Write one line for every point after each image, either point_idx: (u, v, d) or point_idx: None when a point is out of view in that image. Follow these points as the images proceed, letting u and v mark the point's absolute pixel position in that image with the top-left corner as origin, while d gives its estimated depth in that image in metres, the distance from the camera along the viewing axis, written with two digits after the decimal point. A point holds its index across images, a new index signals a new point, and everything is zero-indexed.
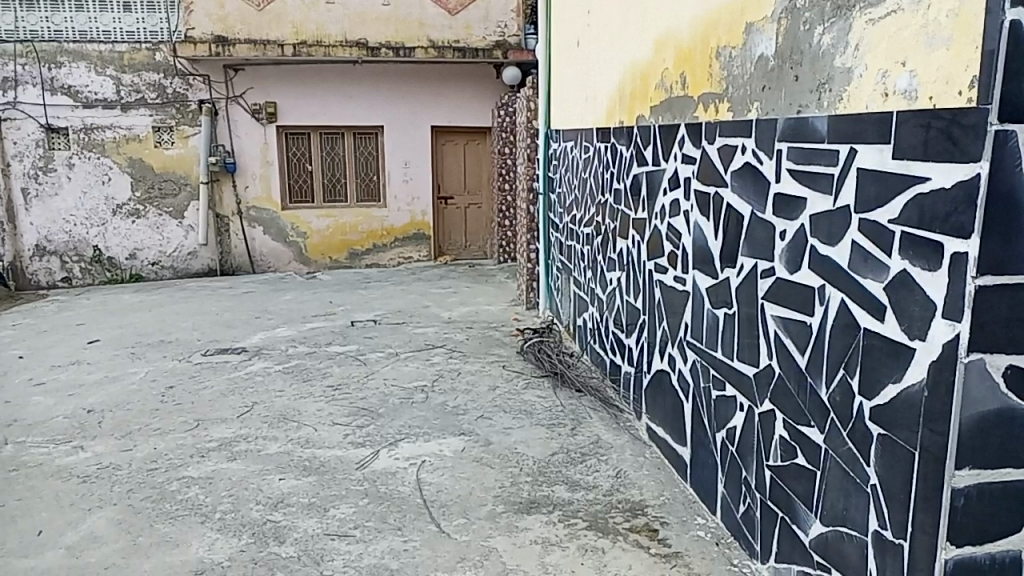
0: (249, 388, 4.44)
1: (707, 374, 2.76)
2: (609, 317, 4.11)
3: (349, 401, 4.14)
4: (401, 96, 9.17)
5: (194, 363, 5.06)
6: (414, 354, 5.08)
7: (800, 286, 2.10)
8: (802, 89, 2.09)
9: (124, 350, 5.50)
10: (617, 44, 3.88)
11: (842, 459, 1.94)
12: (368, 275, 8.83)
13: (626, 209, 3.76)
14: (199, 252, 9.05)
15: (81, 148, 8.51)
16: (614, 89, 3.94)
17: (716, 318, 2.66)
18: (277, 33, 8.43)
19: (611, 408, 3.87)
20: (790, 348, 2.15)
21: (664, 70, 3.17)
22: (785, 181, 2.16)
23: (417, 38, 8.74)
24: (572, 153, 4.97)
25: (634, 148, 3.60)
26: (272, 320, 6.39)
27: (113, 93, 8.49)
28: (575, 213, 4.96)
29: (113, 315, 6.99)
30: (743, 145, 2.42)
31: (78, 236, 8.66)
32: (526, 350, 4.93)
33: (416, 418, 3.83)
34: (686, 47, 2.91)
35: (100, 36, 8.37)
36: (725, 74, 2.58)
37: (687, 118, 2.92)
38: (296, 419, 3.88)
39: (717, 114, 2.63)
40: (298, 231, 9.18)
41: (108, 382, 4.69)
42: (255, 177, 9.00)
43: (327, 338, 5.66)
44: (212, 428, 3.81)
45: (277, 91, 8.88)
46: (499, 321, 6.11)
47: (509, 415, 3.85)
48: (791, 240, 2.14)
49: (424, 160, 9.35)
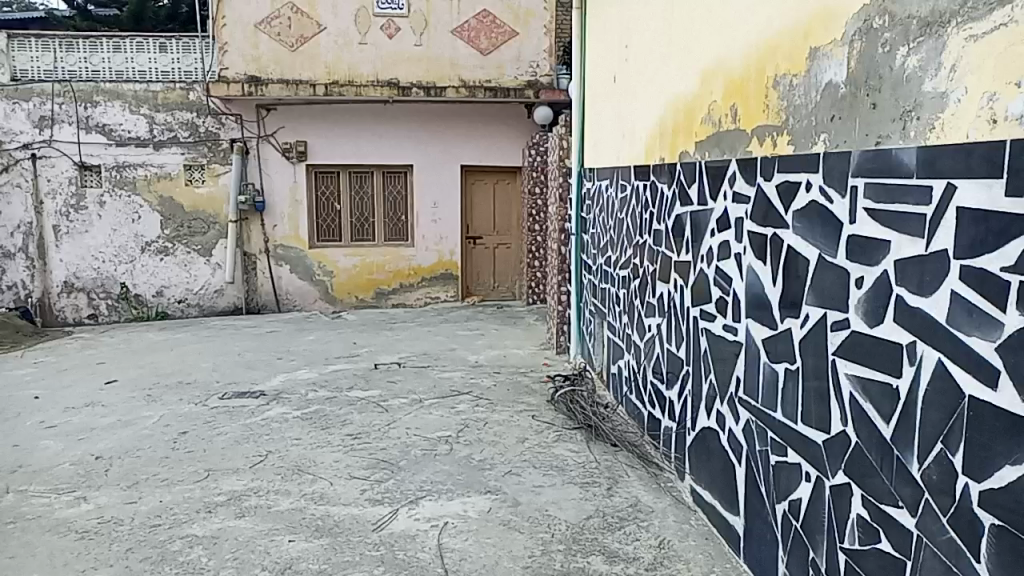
0: (265, 436, 4.21)
1: (764, 436, 2.46)
2: (647, 366, 3.83)
3: (368, 452, 3.88)
4: (431, 136, 9.09)
5: (211, 407, 4.85)
6: (439, 401, 4.82)
7: (882, 343, 1.81)
8: (881, 118, 1.84)
9: (140, 392, 5.32)
10: (657, 77, 3.68)
11: (941, 550, 1.63)
12: (394, 315, 8.64)
13: (667, 250, 3.51)
14: (225, 290, 8.95)
15: (112, 185, 8.53)
16: (654, 124, 3.73)
17: (776, 374, 2.37)
18: (309, 72, 8.45)
19: (650, 466, 3.56)
20: (872, 413, 1.86)
21: (711, 103, 2.95)
22: (861, 222, 1.90)
23: (448, 77, 8.69)
24: (607, 193, 4.76)
25: (677, 186, 3.36)
26: (294, 362, 6.19)
27: (146, 131, 8.52)
28: (609, 255, 4.72)
29: (135, 354, 6.85)
30: (808, 181, 2.16)
31: (106, 272, 8.64)
32: (557, 399, 4.65)
33: (439, 473, 3.56)
34: (737, 78, 2.69)
35: (136, 76, 8.45)
36: (784, 104, 2.34)
37: (739, 153, 2.67)
38: (311, 472, 3.63)
39: (776, 148, 2.39)
40: (324, 270, 9.06)
41: (121, 426, 4.49)
42: (283, 216, 8.93)
43: (349, 382, 5.43)
44: (222, 479, 3.58)
45: (307, 130, 8.85)
46: (528, 367, 5.84)
47: (539, 472, 3.55)
48: (869, 290, 1.86)
49: (453, 199, 9.21)
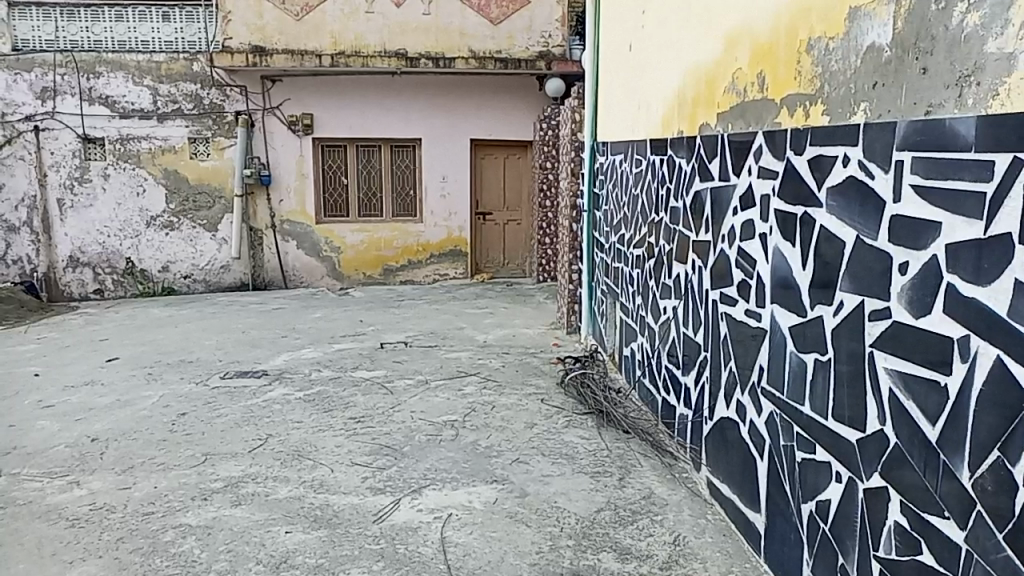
0: (265, 418, 4.08)
1: (790, 430, 2.29)
2: (662, 350, 3.66)
3: (372, 437, 3.75)
4: (440, 108, 8.86)
5: (211, 387, 4.73)
6: (446, 383, 4.67)
7: (929, 335, 1.63)
8: (931, 84, 1.63)
9: (141, 370, 5.21)
10: (676, 46, 3.46)
11: (995, 568, 1.46)
12: (401, 292, 8.49)
13: (685, 229, 3.32)
14: (231, 266, 8.82)
15: (116, 159, 8.38)
16: (672, 95, 3.52)
17: (804, 366, 2.20)
18: (314, 43, 8.23)
19: (664, 455, 3.41)
20: (916, 413, 1.68)
21: (735, 71, 2.74)
22: (907, 200, 1.71)
23: (458, 48, 8.44)
24: (621, 168, 4.56)
25: (696, 161, 3.16)
26: (298, 340, 6.07)
27: (150, 103, 8.34)
28: (623, 233, 4.53)
29: (138, 331, 6.74)
30: (846, 155, 1.96)
31: (111, 247, 8.53)
32: (567, 382, 4.49)
33: (444, 460, 3.42)
34: (766, 43, 2.48)
35: (139, 46, 8.25)
36: (818, 70, 2.14)
37: (766, 125, 2.47)
38: (311, 457, 3.50)
39: (808, 119, 2.19)
40: (331, 246, 8.91)
41: (119, 406, 4.38)
42: (290, 190, 8.77)
43: (354, 362, 5.30)
44: (219, 465, 3.46)
45: (314, 102, 8.64)
46: (538, 347, 5.68)
47: (548, 460, 3.41)
48: (915, 277, 1.68)
49: (462, 174, 9.01)
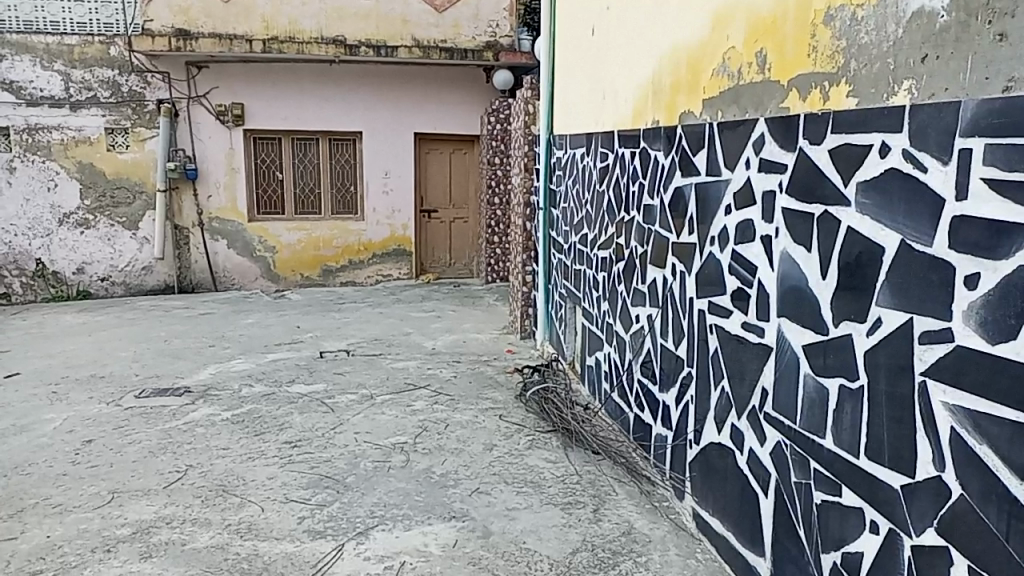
0: (185, 445, 3.57)
1: (805, 466, 1.97)
2: (635, 362, 3.32)
3: (310, 466, 3.30)
4: (382, 99, 8.36)
5: (125, 408, 4.17)
6: (393, 398, 4.23)
7: (1013, 367, 1.32)
8: (1014, 54, 1.32)
9: (45, 388, 4.60)
10: (649, 26, 3.13)
11: None
12: (342, 294, 7.97)
13: (662, 230, 2.99)
14: (155, 266, 8.13)
15: (23, 150, 7.58)
16: (645, 81, 3.19)
17: (824, 393, 1.88)
18: (244, 27, 7.63)
19: (640, 480, 3.07)
20: (994, 464, 1.36)
21: (726, 51, 2.42)
22: (978, 197, 1.39)
23: (400, 36, 7.96)
24: (583, 162, 4.21)
25: (677, 154, 2.83)
26: (227, 350, 5.51)
27: (61, 90, 7.59)
28: (585, 232, 4.19)
29: (45, 341, 6.05)
30: (884, 143, 1.64)
31: (19, 247, 7.73)
32: (526, 396, 4.12)
33: (394, 493, 3.00)
34: (767, 17, 2.16)
35: (48, 27, 7.47)
36: (841, 45, 1.82)
37: (769, 110, 2.15)
38: (239, 494, 3.03)
39: (827, 102, 1.87)
40: (265, 245, 8.31)
41: (13, 433, 3.79)
42: (219, 185, 8.13)
43: (290, 375, 4.80)
44: (128, 505, 2.95)
45: (245, 91, 8.03)
46: (491, 354, 5.30)
47: (512, 489, 3.03)
48: (990, 294, 1.37)
49: (406, 169, 8.53)
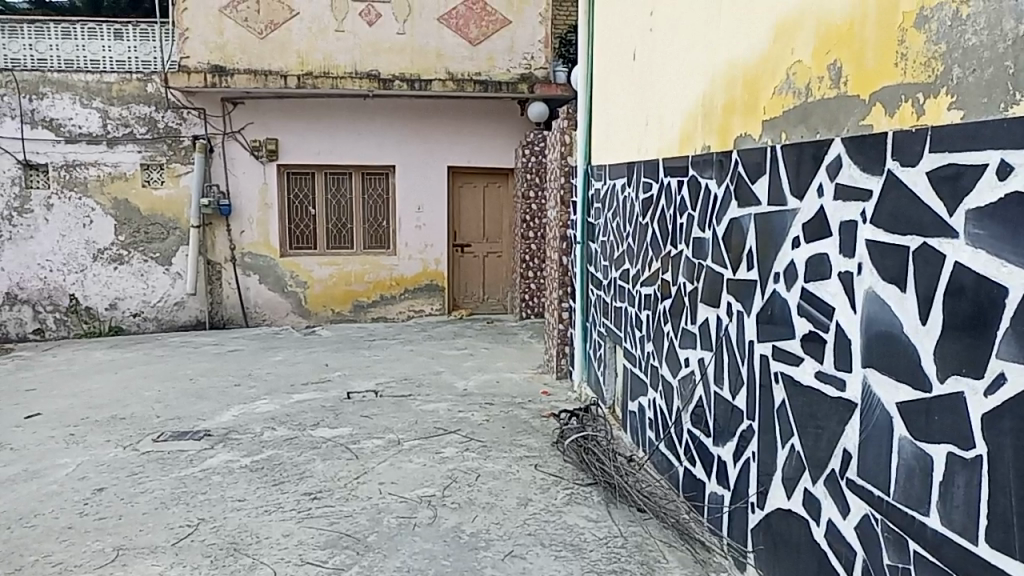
0: (200, 496, 3.34)
1: (903, 549, 1.65)
2: (684, 411, 3.01)
3: (329, 522, 3.03)
4: (415, 133, 8.25)
5: (141, 453, 3.97)
6: (421, 445, 3.96)
7: None
8: None
9: (63, 430, 4.43)
10: (699, 47, 2.89)
11: None
12: (372, 330, 7.78)
13: (715, 265, 2.70)
14: (186, 302, 8.05)
15: (61, 187, 7.62)
16: (694, 105, 2.94)
17: (928, 461, 1.56)
18: (279, 63, 7.62)
19: (692, 545, 2.74)
20: None
21: (792, 66, 2.16)
22: None
23: (434, 70, 7.88)
24: (624, 193, 3.96)
25: (732, 181, 2.56)
26: (252, 390, 5.32)
27: (98, 127, 7.62)
28: (626, 266, 3.91)
29: (73, 379, 5.94)
30: (1002, 161, 1.36)
31: (54, 283, 7.72)
32: (563, 444, 3.83)
33: (420, 556, 2.71)
34: (843, 24, 1.89)
35: (89, 66, 7.55)
36: (940, 49, 1.54)
37: (847, 129, 1.87)
38: (251, 554, 2.78)
39: (921, 117, 1.58)
40: (296, 280, 8.18)
41: (25, 480, 3.61)
42: (251, 220, 8.06)
43: (315, 417, 4.56)
44: (133, 565, 2.71)
45: (278, 126, 7.99)
46: (525, 396, 5.01)
47: (551, 554, 2.72)
48: None
49: (439, 203, 8.38)
